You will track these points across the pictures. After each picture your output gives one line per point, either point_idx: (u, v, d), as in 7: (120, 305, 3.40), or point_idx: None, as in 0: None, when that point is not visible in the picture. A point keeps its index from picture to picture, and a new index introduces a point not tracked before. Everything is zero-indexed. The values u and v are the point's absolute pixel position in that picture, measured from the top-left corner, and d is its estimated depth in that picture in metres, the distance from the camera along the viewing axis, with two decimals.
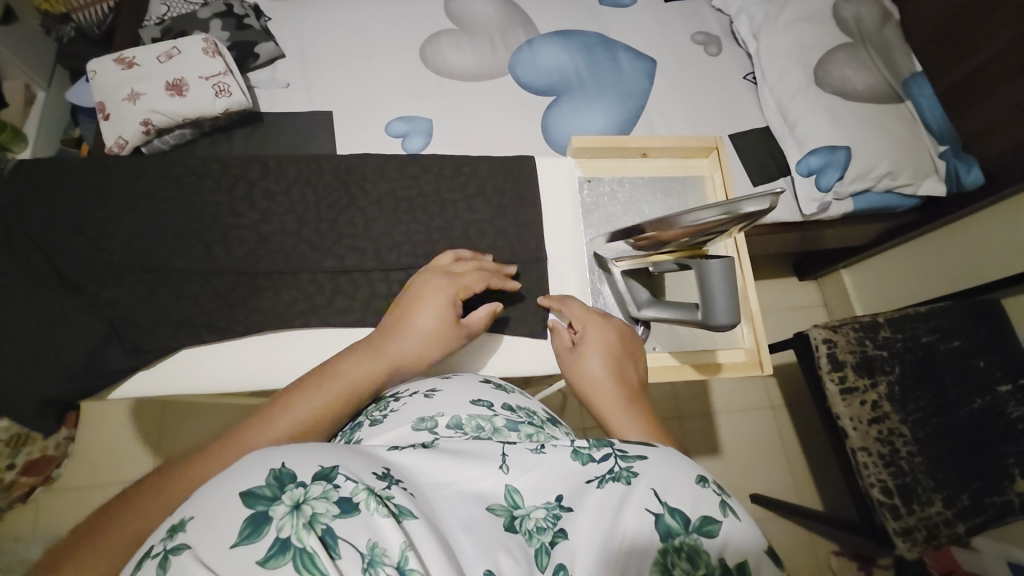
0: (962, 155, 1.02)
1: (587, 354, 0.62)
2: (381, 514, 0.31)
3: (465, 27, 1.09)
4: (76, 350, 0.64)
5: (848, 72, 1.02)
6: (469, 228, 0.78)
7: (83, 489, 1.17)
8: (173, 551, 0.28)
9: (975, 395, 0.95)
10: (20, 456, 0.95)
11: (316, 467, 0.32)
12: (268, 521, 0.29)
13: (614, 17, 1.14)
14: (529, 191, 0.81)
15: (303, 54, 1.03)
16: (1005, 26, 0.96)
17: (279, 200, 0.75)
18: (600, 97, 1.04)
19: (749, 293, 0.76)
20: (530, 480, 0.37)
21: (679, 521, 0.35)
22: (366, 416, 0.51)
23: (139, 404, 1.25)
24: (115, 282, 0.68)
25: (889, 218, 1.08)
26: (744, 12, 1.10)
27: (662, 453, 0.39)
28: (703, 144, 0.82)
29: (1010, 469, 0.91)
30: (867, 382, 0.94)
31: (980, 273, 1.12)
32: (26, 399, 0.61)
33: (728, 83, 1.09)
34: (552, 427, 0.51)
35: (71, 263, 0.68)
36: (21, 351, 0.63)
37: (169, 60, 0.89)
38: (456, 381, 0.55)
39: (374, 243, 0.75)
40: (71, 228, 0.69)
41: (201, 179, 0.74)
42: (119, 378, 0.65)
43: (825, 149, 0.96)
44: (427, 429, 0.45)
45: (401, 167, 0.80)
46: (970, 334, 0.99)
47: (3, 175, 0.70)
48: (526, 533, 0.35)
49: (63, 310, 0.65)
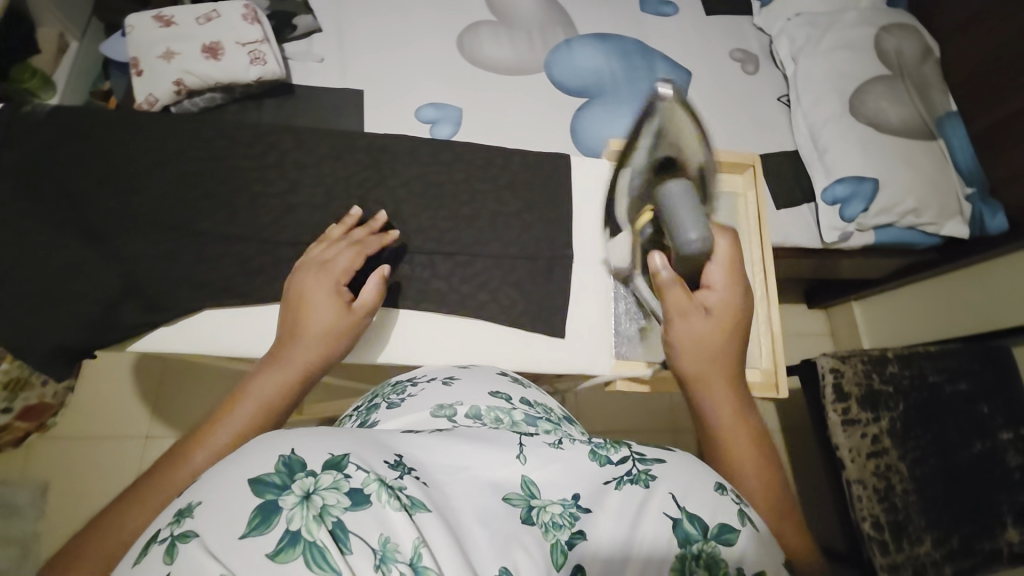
0: (989, 200, 1.02)
1: (715, 317, 0.61)
2: (393, 507, 0.32)
3: (505, 20, 1.08)
4: (96, 301, 0.64)
5: (883, 105, 1.01)
6: (496, 220, 0.78)
7: (76, 440, 1.17)
8: (180, 538, 0.29)
9: (977, 439, 0.95)
10: (18, 401, 0.98)
11: (326, 455, 0.33)
12: (277, 511, 0.30)
13: (654, 25, 1.13)
14: (559, 189, 0.80)
15: (339, 31, 1.03)
16: None
17: (310, 172, 0.74)
18: (632, 104, 1.04)
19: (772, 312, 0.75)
20: (548, 474, 0.37)
21: (698, 529, 0.35)
22: (383, 399, 0.53)
23: (140, 362, 1.24)
24: (140, 237, 0.67)
25: (908, 255, 1.08)
26: (786, 33, 1.10)
27: (680, 458, 0.40)
28: (741, 160, 0.81)
29: (1002, 516, 0.92)
30: (869, 416, 0.94)
31: (991, 317, 1.12)
32: (39, 344, 0.61)
33: (761, 103, 1.08)
34: (568, 426, 0.51)
35: (99, 214, 0.67)
36: (42, 296, 0.63)
37: (207, 23, 0.88)
38: (474, 372, 0.57)
39: (401, 225, 0.75)
40: (99, 179, 0.69)
41: (235, 144, 0.74)
42: (135, 333, 0.64)
43: (853, 179, 0.96)
44: (446, 416, 0.47)
45: (433, 152, 0.80)
46: (978, 378, 0.99)
47: (39, 119, 0.70)
48: (543, 527, 0.35)
49: (87, 259, 0.65)
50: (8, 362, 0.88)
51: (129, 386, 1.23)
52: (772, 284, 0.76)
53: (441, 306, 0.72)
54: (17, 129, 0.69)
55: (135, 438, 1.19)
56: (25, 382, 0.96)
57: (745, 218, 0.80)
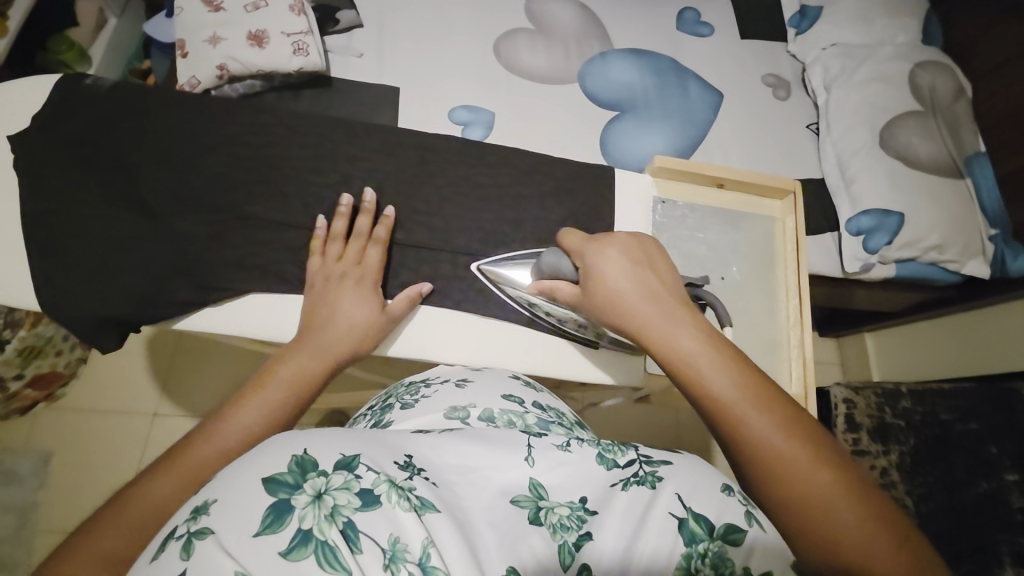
0: (1012, 242, 1.02)
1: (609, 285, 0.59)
2: (402, 508, 0.33)
3: (543, 29, 1.10)
4: (149, 278, 0.65)
5: (914, 140, 1.02)
6: (542, 225, 0.78)
7: (82, 412, 1.18)
8: (197, 534, 0.30)
9: (981, 478, 0.93)
10: (29, 368, 1.01)
11: (339, 455, 0.34)
12: (290, 510, 0.31)
13: (689, 45, 1.14)
14: (605, 200, 0.80)
15: (380, 28, 1.05)
16: None
17: (360, 165, 0.75)
18: (663, 121, 1.05)
19: (806, 338, 0.74)
20: (554, 477, 0.39)
21: (703, 528, 0.36)
22: (397, 400, 0.55)
23: (152, 340, 1.25)
24: (193, 217, 0.68)
25: (928, 290, 1.08)
26: (820, 62, 1.11)
27: (686, 462, 0.41)
28: (780, 186, 0.81)
29: (1000, 557, 0.87)
30: (879, 448, 0.98)
31: (979, 364, 1.16)
32: (88, 313, 0.62)
33: (791, 129, 1.09)
34: (580, 431, 0.52)
35: (155, 191, 0.68)
36: (94, 268, 0.64)
37: (255, 11, 0.89)
38: (485, 376, 0.58)
39: (446, 224, 0.75)
40: (155, 158, 0.70)
41: (289, 132, 0.75)
42: (183, 313, 0.65)
43: (878, 211, 0.97)
44: (459, 418, 0.48)
45: (474, 154, 0.80)
46: (986, 418, 0.97)
47: (100, 95, 0.72)
48: (551, 527, 0.36)
49: (141, 234, 0.66)
50: (24, 329, 0.94)
51: (140, 364, 1.23)
52: (806, 309, 0.76)
53: (468, 304, 0.71)
54: (78, 103, 0.71)
55: (143, 415, 1.20)
56: (39, 349, 1.00)
57: (783, 242, 0.81)
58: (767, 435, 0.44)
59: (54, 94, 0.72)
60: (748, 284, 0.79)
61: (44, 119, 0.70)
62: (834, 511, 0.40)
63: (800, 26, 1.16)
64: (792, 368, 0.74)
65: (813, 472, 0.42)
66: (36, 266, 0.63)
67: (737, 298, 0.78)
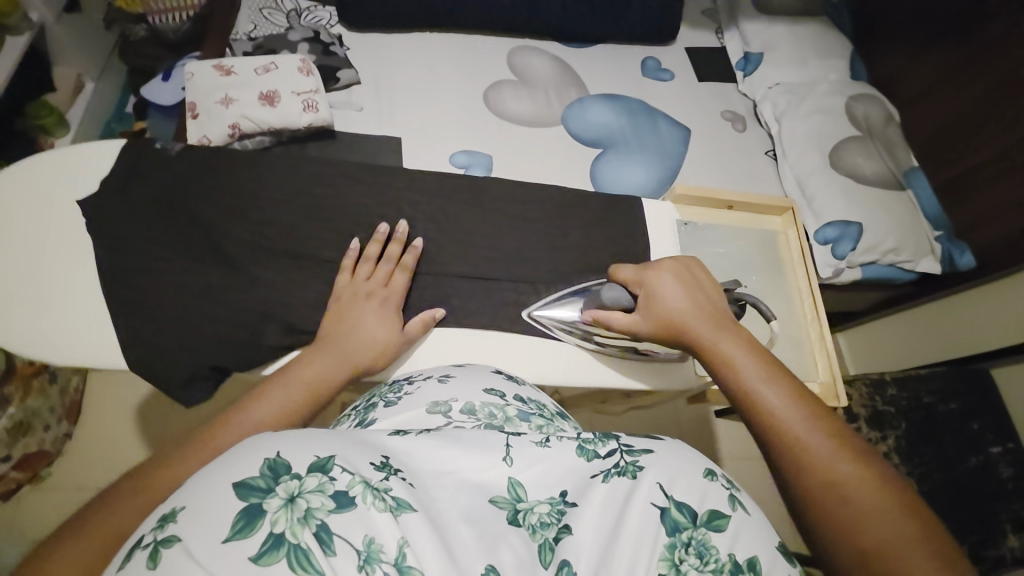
0: (954, 241, 1.17)
1: (661, 304, 0.67)
2: (377, 508, 0.34)
3: (524, 79, 1.20)
4: (241, 327, 0.68)
5: (858, 160, 1.17)
6: (584, 250, 0.83)
7: (70, 488, 1.10)
8: (164, 542, 0.31)
9: (970, 453, 1.05)
10: (17, 448, 0.98)
11: (312, 458, 0.34)
12: (261, 513, 0.31)
13: (654, 88, 1.27)
14: (635, 225, 0.86)
15: (377, 84, 1.12)
16: (998, 135, 1.13)
17: (419, 207, 0.80)
18: (642, 155, 1.15)
19: (826, 333, 0.84)
20: (533, 474, 0.40)
21: (686, 516, 0.38)
22: (380, 399, 0.56)
23: (145, 403, 1.18)
24: (268, 264, 0.73)
25: (891, 287, 1.21)
26: (768, 99, 1.26)
27: (669, 449, 0.43)
28: (780, 204, 0.92)
29: (1002, 525, 0.98)
30: (877, 435, 1.06)
31: (973, 340, 1.23)
32: (194, 363, 0.66)
33: (752, 157, 1.22)
34: (561, 421, 0.54)
35: (234, 244, 0.72)
36: (177, 319, 0.67)
37: (265, 74, 0.95)
38: (467, 371, 0.59)
39: (505, 254, 0.80)
40: (229, 212, 0.74)
41: (333, 182, 0.79)
42: (275, 355, 0.69)
43: (840, 222, 1.10)
44: (442, 413, 0.51)
45: (491, 189, 0.86)
46: (965, 398, 1.10)
47: (170, 155, 0.76)
48: (530, 528, 0.37)
49: (225, 285, 0.70)
50: (14, 404, 0.96)
51: (129, 430, 1.16)
52: (820, 306, 0.85)
53: (509, 324, 0.76)
54: (148, 164, 0.75)
55: None
56: (27, 425, 0.99)
57: (789, 253, 0.90)
58: (795, 424, 0.51)
59: (121, 157, 0.76)
60: (767, 290, 0.87)
61: (114, 182, 0.73)
62: (854, 492, 0.46)
63: (747, 69, 1.32)
64: (818, 360, 0.84)
65: (836, 461, 0.48)
66: (122, 323, 0.65)
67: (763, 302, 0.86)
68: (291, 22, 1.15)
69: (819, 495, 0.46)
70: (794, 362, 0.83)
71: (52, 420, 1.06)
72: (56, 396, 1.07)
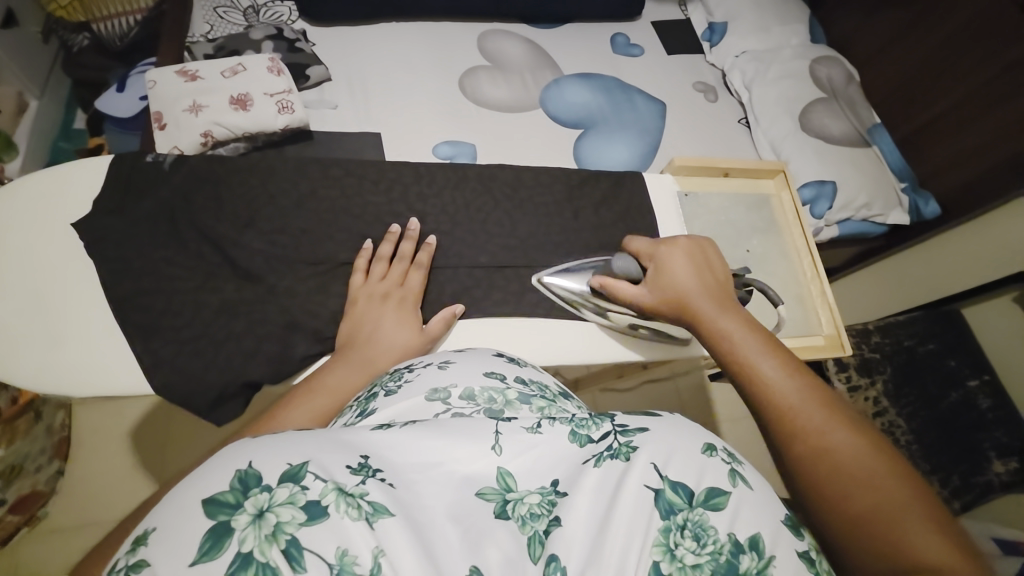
0: (920, 191, 1.24)
1: (665, 278, 0.68)
2: (351, 517, 0.31)
3: (498, 63, 1.18)
4: (268, 339, 0.69)
5: (826, 121, 1.22)
6: (591, 232, 0.85)
7: (70, 527, 1.05)
8: (134, 567, 0.29)
9: (951, 389, 1.21)
10: (11, 490, 0.94)
11: (284, 467, 0.31)
12: (229, 532, 0.29)
13: (626, 63, 1.28)
14: (637, 202, 0.88)
15: (350, 79, 1.08)
16: (954, 85, 1.18)
17: (432, 203, 0.81)
18: (623, 132, 1.16)
19: (827, 287, 0.88)
20: (524, 463, 0.37)
21: (681, 496, 0.35)
22: (380, 387, 0.49)
23: (138, 429, 1.14)
24: (290, 273, 0.72)
25: (865, 242, 1.28)
26: (737, 67, 1.28)
27: (667, 424, 0.39)
28: (772, 168, 0.95)
29: (986, 452, 1.16)
30: (867, 381, 1.25)
31: (940, 288, 1.31)
32: (229, 379, 0.66)
33: (728, 125, 1.25)
34: (565, 402, 0.49)
35: (247, 256, 0.72)
36: (201, 339, 0.67)
37: (233, 76, 0.91)
38: (469, 353, 0.52)
39: (520, 241, 0.82)
40: (237, 224, 0.73)
41: (335, 187, 0.79)
42: (307, 363, 0.69)
43: (815, 183, 1.14)
44: (440, 400, 0.44)
45: (486, 178, 0.86)
46: (941, 338, 1.25)
47: (165, 169, 0.74)
48: (520, 519, 0.35)
49: (244, 298, 0.70)
50: (3, 448, 0.91)
51: (127, 459, 1.12)
52: (818, 261, 0.89)
53: (528, 309, 0.77)
54: (141, 180, 0.73)
55: None
56: (20, 467, 0.95)
57: (785, 215, 0.94)
58: (787, 393, 0.51)
59: (109, 176, 0.73)
60: (767, 252, 0.91)
61: (107, 204, 0.71)
62: (845, 459, 0.44)
63: (713, 40, 1.35)
64: (821, 314, 0.87)
65: (829, 429, 0.47)
66: (141, 348, 0.65)
67: (764, 264, 0.89)
68: (249, 19, 1.10)
69: (810, 462, 0.46)
70: (800, 318, 0.87)
71: (45, 460, 1.02)
72: (45, 435, 1.01)
